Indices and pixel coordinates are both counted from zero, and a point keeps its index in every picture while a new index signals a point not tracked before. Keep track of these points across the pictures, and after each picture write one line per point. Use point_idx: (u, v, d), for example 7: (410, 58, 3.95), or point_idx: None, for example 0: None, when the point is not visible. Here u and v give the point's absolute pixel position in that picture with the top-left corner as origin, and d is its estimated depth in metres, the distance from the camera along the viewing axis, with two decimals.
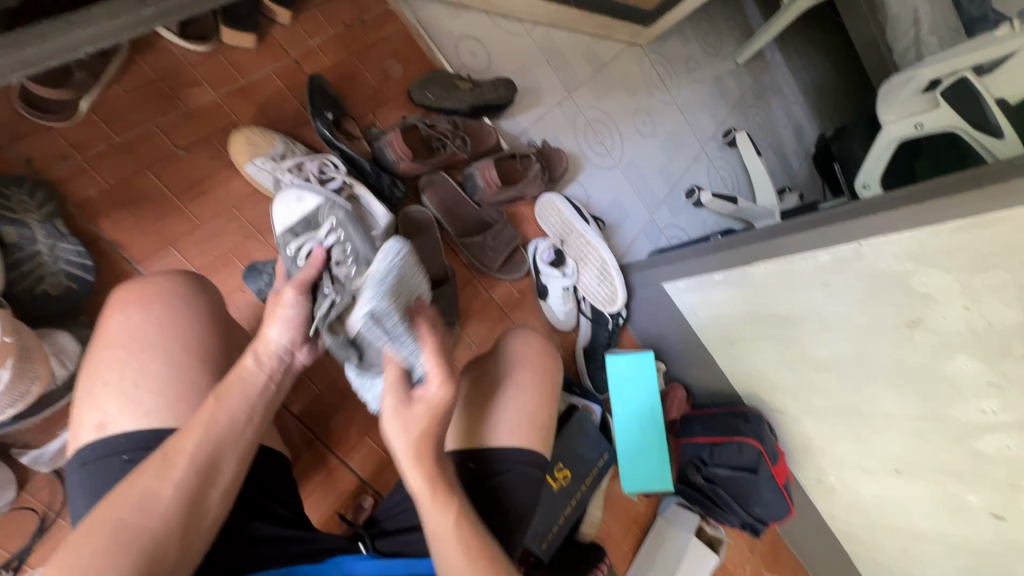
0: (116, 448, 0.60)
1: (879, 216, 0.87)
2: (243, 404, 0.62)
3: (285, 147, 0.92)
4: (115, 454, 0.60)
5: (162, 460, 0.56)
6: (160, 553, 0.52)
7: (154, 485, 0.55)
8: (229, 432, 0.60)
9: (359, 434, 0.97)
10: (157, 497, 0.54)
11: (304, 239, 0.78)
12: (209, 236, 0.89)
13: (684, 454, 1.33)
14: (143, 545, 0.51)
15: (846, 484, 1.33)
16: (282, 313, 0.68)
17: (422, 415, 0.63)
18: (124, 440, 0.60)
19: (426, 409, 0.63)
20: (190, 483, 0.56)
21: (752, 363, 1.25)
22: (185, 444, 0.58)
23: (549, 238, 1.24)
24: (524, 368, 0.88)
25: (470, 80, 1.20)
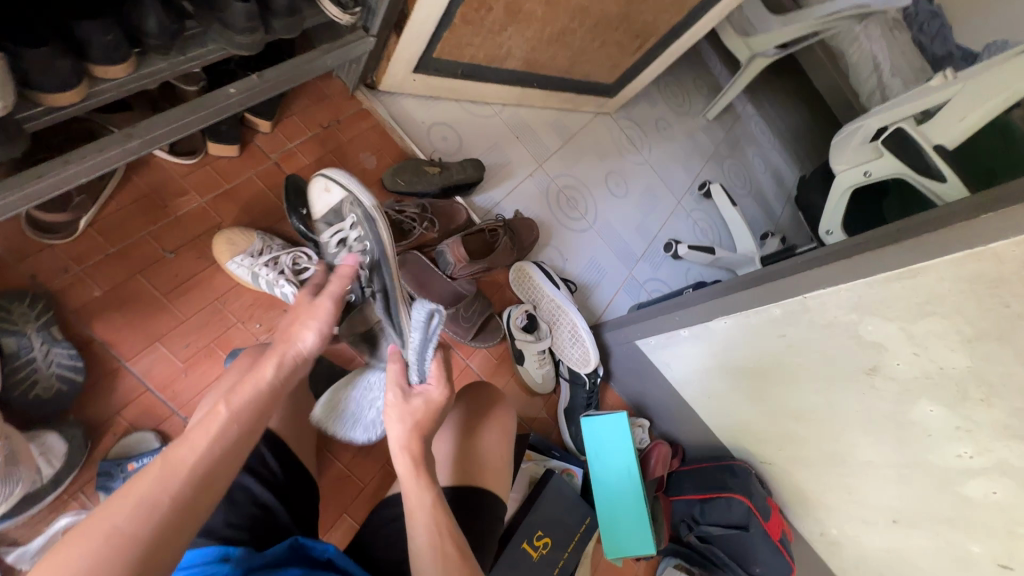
0: None
1: (815, 269, 0.91)
2: (252, 408, 0.64)
3: (263, 243, 1.01)
4: None
5: (164, 463, 0.55)
6: (156, 559, 0.50)
7: (155, 489, 0.53)
8: (229, 443, 0.60)
9: (336, 512, 1.00)
10: (156, 501, 0.53)
11: (336, 231, 1.01)
12: (194, 327, 0.96)
13: (676, 512, 1.31)
14: (138, 546, 0.50)
15: (849, 537, 1.28)
16: (315, 316, 0.79)
17: (422, 410, 0.76)
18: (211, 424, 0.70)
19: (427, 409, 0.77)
20: (184, 496, 0.54)
21: (734, 415, 1.25)
22: (185, 453, 0.57)
23: (521, 304, 1.31)
24: (485, 412, 0.92)
25: (438, 164, 1.31)
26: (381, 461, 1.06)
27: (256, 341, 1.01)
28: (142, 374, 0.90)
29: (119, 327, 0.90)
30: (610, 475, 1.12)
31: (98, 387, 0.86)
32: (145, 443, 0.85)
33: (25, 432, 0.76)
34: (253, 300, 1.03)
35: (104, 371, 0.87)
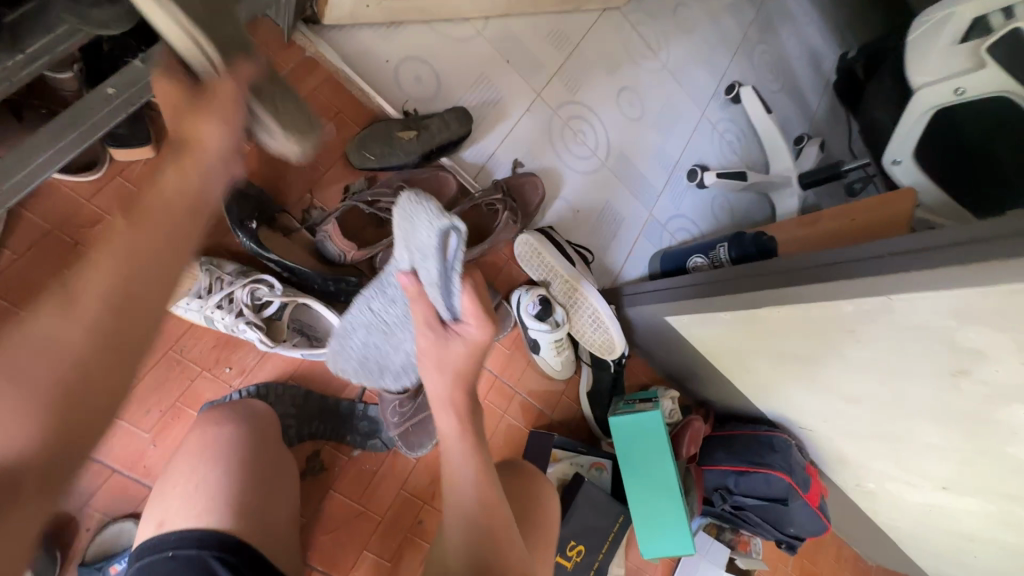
0: (161, 545, 0.63)
1: (896, 269, 0.72)
2: (164, 217, 0.50)
3: (211, 276, 0.81)
4: (162, 551, 0.62)
5: (61, 293, 0.43)
6: (90, 418, 0.42)
7: (55, 324, 0.42)
8: (147, 256, 0.47)
9: (357, 550, 0.93)
10: (60, 339, 0.41)
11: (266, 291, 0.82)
12: (151, 390, 0.81)
13: (709, 482, 1.27)
14: (60, 388, 0.41)
15: (888, 490, 1.24)
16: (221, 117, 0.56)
17: (460, 351, 0.64)
18: (173, 537, 0.63)
19: (471, 370, 0.65)
20: (106, 321, 0.43)
21: (776, 389, 1.13)
22: (96, 287, 0.44)
23: (533, 286, 1.12)
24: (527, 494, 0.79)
25: (413, 124, 1.04)
26: (395, 489, 0.98)
27: (230, 389, 0.86)
28: (104, 456, 0.77)
29: None
30: (653, 482, 1.03)
31: None
32: (127, 536, 0.76)
33: None
34: (216, 341, 0.86)
35: None
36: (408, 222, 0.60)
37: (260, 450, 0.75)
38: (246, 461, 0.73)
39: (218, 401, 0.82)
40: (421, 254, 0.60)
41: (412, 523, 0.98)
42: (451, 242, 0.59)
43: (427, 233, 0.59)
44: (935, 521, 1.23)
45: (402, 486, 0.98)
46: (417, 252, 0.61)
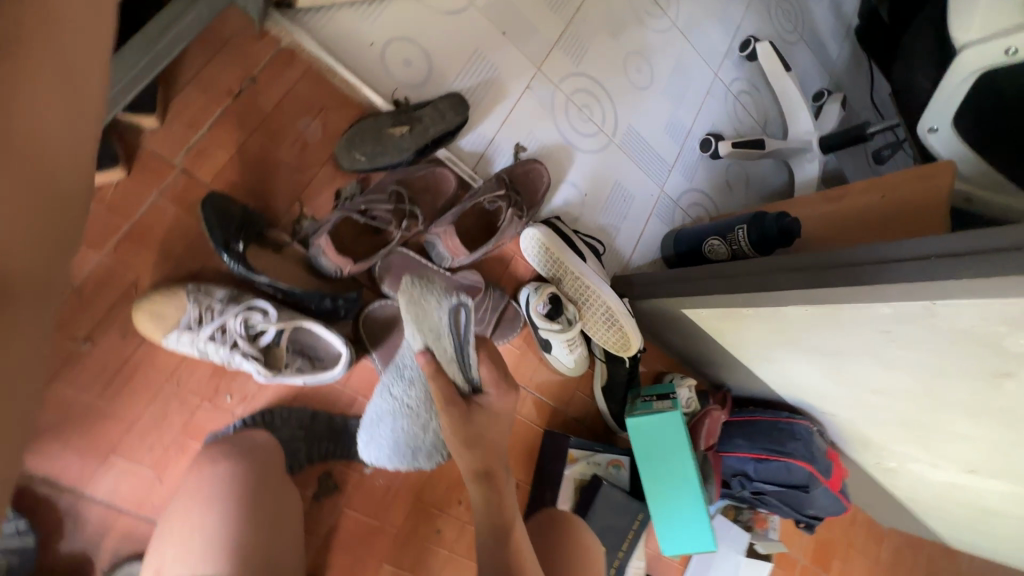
0: None
1: (939, 274, 0.65)
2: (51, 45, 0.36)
3: (200, 306, 0.75)
4: None
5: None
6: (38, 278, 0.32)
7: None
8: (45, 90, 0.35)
9: (376, 564, 0.93)
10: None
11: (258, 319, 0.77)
12: (151, 425, 0.78)
13: (727, 468, 1.25)
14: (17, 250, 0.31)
15: (911, 469, 1.22)
16: None
17: (486, 417, 0.74)
18: None
19: (494, 434, 0.74)
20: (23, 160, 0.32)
21: (795, 377, 1.10)
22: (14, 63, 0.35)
23: (542, 284, 1.07)
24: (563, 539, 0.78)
25: (404, 117, 0.95)
26: (411, 500, 0.96)
27: (233, 417, 0.83)
28: (109, 497, 0.75)
29: (55, 451, 0.73)
30: (673, 480, 1.01)
31: (60, 528, 0.72)
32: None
33: None
34: (213, 368, 0.82)
35: (59, 507, 0.73)
36: (425, 304, 0.75)
37: (266, 487, 0.72)
38: (244, 502, 0.69)
39: (220, 437, 0.78)
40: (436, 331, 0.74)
41: (429, 533, 0.97)
42: (463, 311, 0.73)
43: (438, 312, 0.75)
44: (957, 497, 1.22)
45: (417, 497, 0.97)
46: (433, 331, 0.73)
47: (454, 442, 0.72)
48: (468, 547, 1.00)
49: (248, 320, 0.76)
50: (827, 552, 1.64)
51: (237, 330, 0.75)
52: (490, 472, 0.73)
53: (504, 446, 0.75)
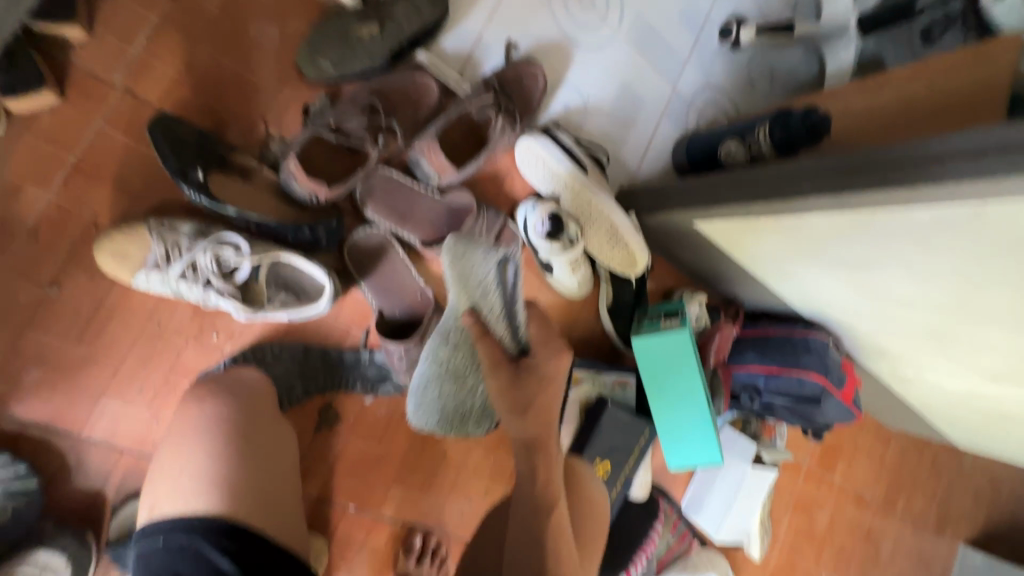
0: (153, 530, 0.62)
1: (995, 168, 0.55)
2: None
3: (166, 243, 0.70)
4: (154, 538, 0.61)
5: None
6: None
7: None
8: None
9: (385, 486, 0.95)
10: None
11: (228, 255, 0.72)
12: (137, 367, 0.76)
13: (737, 382, 1.22)
14: None
15: (926, 377, 1.19)
16: None
17: (535, 383, 0.65)
18: (160, 523, 0.62)
19: (548, 398, 0.65)
20: None
21: (813, 290, 1.03)
22: None
23: (541, 201, 0.98)
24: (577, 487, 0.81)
25: (372, 14, 0.82)
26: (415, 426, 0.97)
27: (222, 355, 0.81)
28: (107, 438, 0.74)
29: (42, 397, 0.71)
30: (680, 398, 0.99)
31: (62, 471, 0.72)
32: None
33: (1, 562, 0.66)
34: (194, 307, 0.78)
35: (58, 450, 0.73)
36: (472, 261, 0.78)
37: (257, 425, 0.71)
38: (231, 435, 0.68)
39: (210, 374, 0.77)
40: (483, 287, 0.77)
41: (436, 456, 0.98)
42: (509, 263, 0.77)
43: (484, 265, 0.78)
44: (972, 403, 1.19)
45: None
46: (480, 286, 0.77)
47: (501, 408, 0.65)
48: (476, 467, 1.02)
49: (217, 258, 0.71)
50: (833, 455, 1.67)
51: (206, 268, 0.70)
52: (539, 447, 0.64)
53: (556, 413, 0.66)
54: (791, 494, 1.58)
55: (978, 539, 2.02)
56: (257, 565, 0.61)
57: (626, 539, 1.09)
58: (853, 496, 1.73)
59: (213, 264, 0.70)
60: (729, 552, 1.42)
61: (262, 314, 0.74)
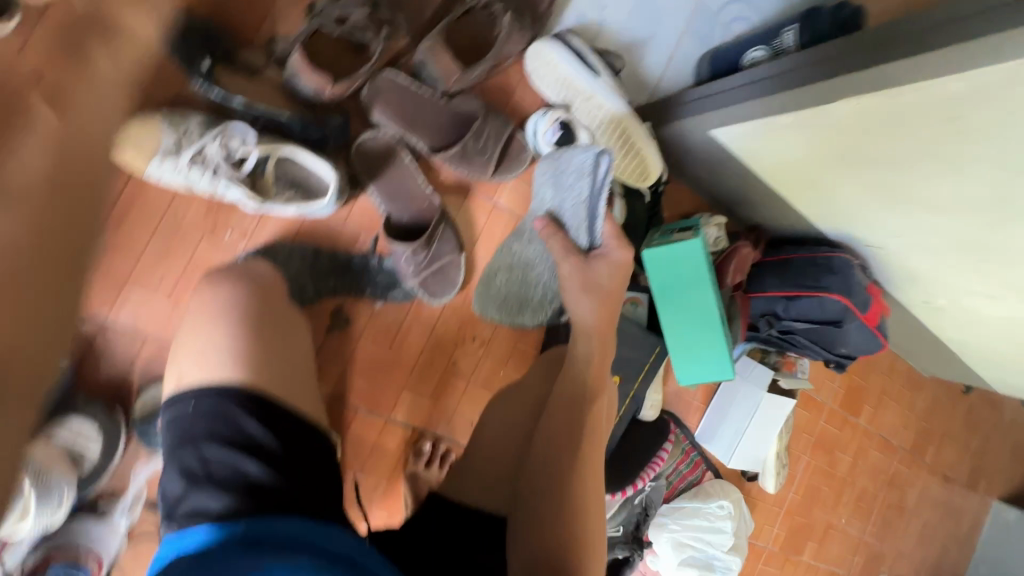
0: (184, 396, 0.66)
1: (1020, 22, 0.53)
2: None
3: (177, 132, 0.72)
4: (185, 403, 0.65)
5: None
6: None
7: None
8: None
9: (395, 392, 0.98)
10: None
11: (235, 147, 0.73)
12: (157, 259, 0.80)
13: (756, 309, 1.19)
14: None
15: (960, 305, 1.13)
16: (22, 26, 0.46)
17: (605, 271, 0.86)
18: (192, 389, 0.66)
19: (614, 281, 0.86)
20: None
21: (837, 205, 0.98)
22: None
23: (551, 110, 0.96)
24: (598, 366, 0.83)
25: None
26: (425, 336, 0.99)
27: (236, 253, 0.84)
28: (131, 325, 0.80)
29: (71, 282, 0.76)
30: (691, 315, 0.97)
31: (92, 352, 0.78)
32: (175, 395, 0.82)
33: (43, 427, 0.73)
34: (207, 205, 0.82)
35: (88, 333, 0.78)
36: (566, 154, 0.87)
37: (270, 309, 0.74)
38: (250, 315, 0.72)
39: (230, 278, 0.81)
40: (574, 181, 0.86)
41: (445, 365, 1.01)
42: (600, 163, 0.82)
43: (579, 156, 0.85)
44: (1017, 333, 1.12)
45: (431, 332, 0.99)
46: (571, 177, 0.87)
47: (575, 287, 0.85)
48: (485, 379, 1.03)
49: (225, 148, 0.73)
50: (858, 397, 1.63)
51: (213, 157, 0.72)
52: (596, 330, 0.83)
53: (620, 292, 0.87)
54: (811, 433, 1.55)
55: (1011, 494, 1.96)
56: (286, 430, 0.65)
57: (636, 448, 1.09)
58: (878, 440, 1.69)
59: (221, 153, 0.72)
60: (743, 484, 1.41)
61: (268, 206, 0.76)
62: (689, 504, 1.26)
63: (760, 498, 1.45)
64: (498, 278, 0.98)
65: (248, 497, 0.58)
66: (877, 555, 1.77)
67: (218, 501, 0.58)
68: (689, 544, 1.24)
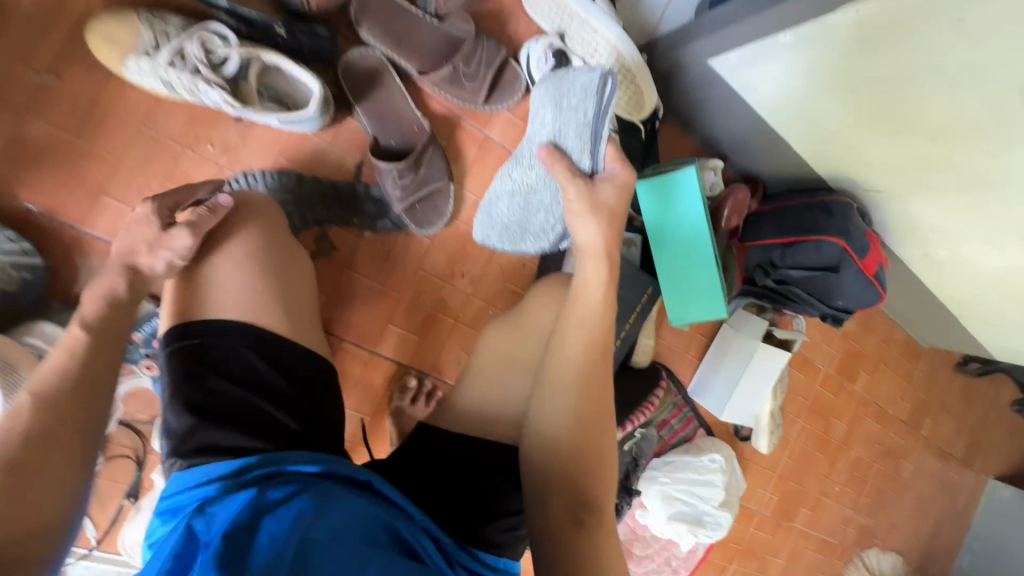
0: (188, 331, 0.62)
1: None
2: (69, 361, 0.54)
3: (155, 31, 0.71)
4: (189, 338, 0.61)
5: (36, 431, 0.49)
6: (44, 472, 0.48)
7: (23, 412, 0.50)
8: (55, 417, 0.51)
9: (381, 325, 0.96)
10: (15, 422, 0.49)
11: (216, 52, 0.72)
12: (136, 168, 0.79)
13: (751, 259, 1.17)
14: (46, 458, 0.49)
15: (961, 257, 1.11)
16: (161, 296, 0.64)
17: (608, 193, 0.67)
18: (201, 325, 0.62)
19: (619, 205, 0.68)
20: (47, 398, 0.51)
21: (839, 143, 0.96)
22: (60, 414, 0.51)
23: (545, 37, 0.93)
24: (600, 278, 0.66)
25: None
26: (412, 268, 0.97)
27: (218, 169, 0.84)
28: (107, 235, 0.79)
29: (47, 185, 0.76)
30: (686, 250, 0.96)
31: (67, 260, 0.77)
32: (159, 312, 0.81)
33: (16, 327, 0.72)
34: (189, 116, 0.81)
35: (64, 241, 0.77)
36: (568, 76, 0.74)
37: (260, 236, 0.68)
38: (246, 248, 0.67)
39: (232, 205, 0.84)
40: (575, 102, 0.72)
41: (434, 301, 0.99)
42: (608, 79, 0.69)
43: (584, 77, 0.72)
44: None
45: (419, 265, 0.97)
46: (574, 100, 0.72)
47: (580, 205, 0.66)
48: (473, 318, 1.01)
49: (205, 49, 0.71)
50: (856, 364, 1.60)
51: (194, 57, 0.71)
52: (601, 250, 0.66)
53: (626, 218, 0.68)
54: (807, 398, 1.53)
55: (1008, 472, 1.94)
56: (297, 374, 0.65)
57: (627, 393, 1.07)
58: (875, 409, 1.68)
59: (202, 54, 0.71)
60: (735, 444, 1.40)
61: (249, 112, 0.73)
62: (679, 458, 1.25)
63: (753, 460, 1.44)
64: (496, 213, 0.90)
65: (274, 438, 0.61)
66: (871, 528, 1.76)
67: (236, 441, 0.59)
68: (679, 497, 1.23)
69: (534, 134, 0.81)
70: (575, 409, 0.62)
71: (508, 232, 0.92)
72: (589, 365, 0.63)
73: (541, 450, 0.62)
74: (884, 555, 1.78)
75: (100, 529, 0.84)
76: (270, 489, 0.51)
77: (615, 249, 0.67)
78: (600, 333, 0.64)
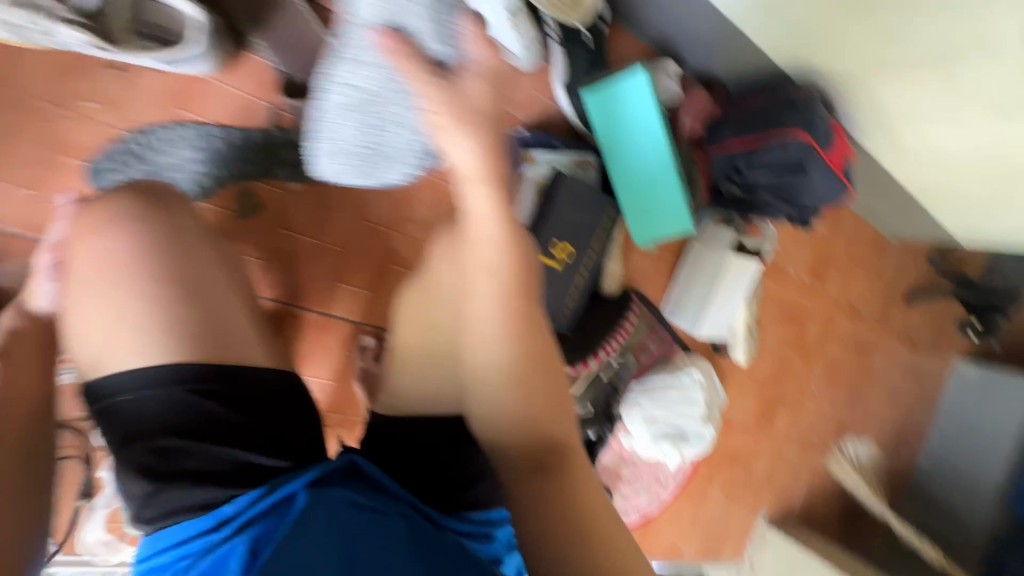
0: (114, 388, 0.55)
1: None
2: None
3: None
4: (117, 396, 0.55)
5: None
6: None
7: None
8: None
9: (329, 285, 0.89)
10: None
11: None
12: (13, 140, 0.71)
13: (716, 168, 1.11)
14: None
15: (927, 144, 1.08)
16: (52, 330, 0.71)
17: (476, 87, 0.58)
18: (126, 379, 0.55)
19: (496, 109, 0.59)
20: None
21: (801, 26, 0.93)
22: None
23: None
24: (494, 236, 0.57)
25: None
26: (354, 218, 0.89)
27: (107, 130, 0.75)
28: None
29: None
30: (643, 163, 0.93)
31: None
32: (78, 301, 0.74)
33: None
34: (60, 71, 0.71)
35: None
36: None
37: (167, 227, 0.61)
38: (146, 269, 0.57)
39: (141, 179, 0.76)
40: None
41: (385, 253, 0.91)
42: None
43: None
44: None
45: (361, 214, 0.89)
46: None
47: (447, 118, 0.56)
48: None
49: None
50: (828, 266, 1.60)
51: None
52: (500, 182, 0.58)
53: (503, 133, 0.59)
54: (781, 305, 1.54)
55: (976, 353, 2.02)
56: (253, 399, 0.60)
57: (599, 323, 1.04)
58: (846, 308, 1.70)
59: None
60: (714, 359, 1.40)
61: (120, 52, 0.63)
62: (660, 381, 1.23)
63: (732, 372, 1.45)
64: (334, 122, 0.69)
65: (248, 480, 0.57)
66: (848, 421, 1.83)
67: (208, 495, 0.55)
68: (661, 419, 1.23)
69: (360, 11, 0.61)
70: (514, 369, 0.55)
71: (359, 162, 0.73)
72: (515, 314, 0.56)
73: (489, 418, 0.56)
74: (860, 443, 1.86)
75: (59, 531, 0.80)
76: (262, 545, 0.50)
77: (502, 168, 0.58)
78: (515, 274, 0.57)
